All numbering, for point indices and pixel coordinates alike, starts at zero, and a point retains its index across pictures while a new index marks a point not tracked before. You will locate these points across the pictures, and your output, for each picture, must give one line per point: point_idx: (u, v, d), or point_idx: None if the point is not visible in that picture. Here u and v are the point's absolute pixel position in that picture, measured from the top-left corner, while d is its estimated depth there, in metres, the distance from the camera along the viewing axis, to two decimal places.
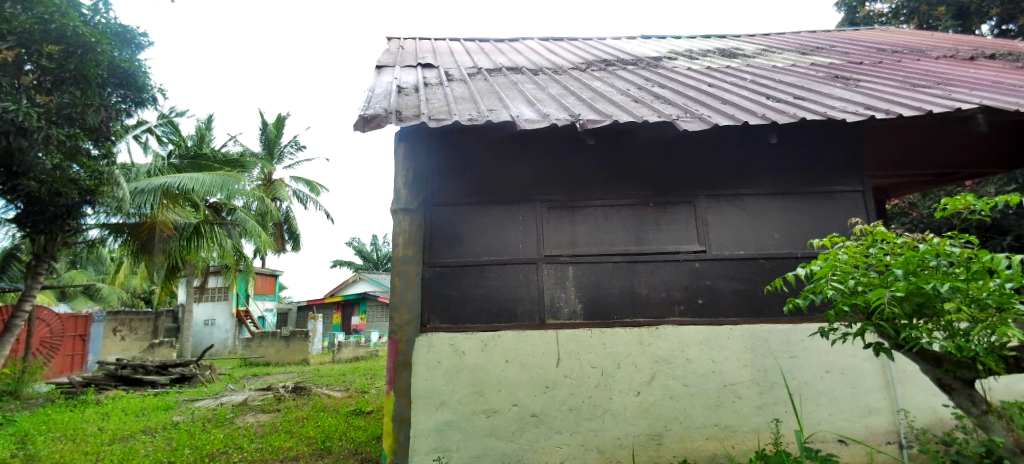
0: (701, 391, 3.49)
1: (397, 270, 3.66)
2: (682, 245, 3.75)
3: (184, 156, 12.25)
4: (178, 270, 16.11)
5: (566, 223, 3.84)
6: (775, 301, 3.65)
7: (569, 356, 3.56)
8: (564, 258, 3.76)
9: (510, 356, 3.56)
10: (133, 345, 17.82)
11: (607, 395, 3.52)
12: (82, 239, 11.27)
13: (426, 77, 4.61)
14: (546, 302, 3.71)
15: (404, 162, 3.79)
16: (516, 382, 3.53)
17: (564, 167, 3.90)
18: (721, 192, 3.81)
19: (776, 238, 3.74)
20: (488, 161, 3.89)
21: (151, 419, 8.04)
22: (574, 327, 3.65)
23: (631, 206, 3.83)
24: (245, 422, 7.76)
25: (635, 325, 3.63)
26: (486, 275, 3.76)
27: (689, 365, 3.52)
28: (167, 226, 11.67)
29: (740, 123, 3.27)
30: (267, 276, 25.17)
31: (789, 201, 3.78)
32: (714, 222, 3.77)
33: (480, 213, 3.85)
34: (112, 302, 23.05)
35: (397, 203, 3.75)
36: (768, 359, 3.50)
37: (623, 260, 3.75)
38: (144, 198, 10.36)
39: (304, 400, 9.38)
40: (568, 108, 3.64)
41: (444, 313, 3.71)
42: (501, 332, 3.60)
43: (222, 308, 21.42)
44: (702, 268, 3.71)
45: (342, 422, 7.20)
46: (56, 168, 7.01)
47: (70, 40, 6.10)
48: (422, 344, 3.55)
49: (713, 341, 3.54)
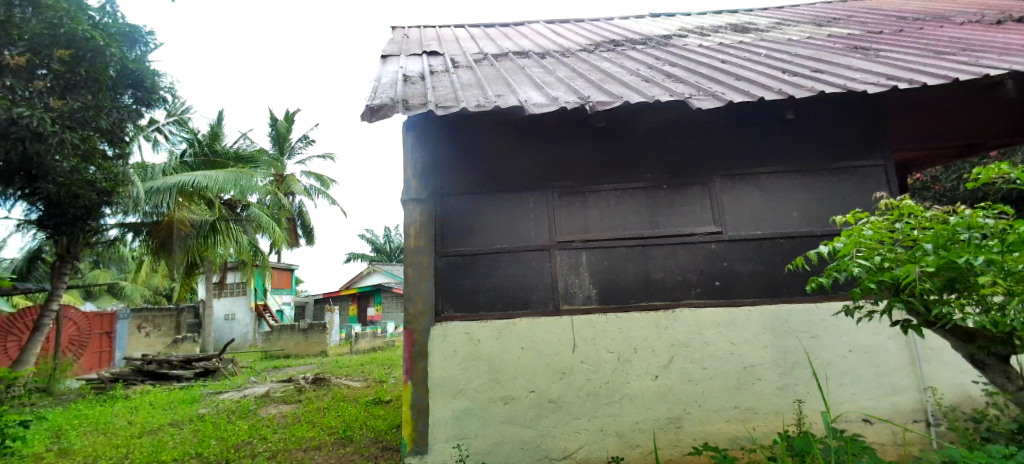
0: (720, 374, 3.45)
1: (409, 261, 3.66)
2: (696, 227, 3.68)
3: (199, 155, 12.43)
4: (197, 267, 16.47)
5: (577, 209, 3.79)
6: (795, 281, 3.57)
7: (584, 342, 3.54)
8: (577, 243, 3.72)
9: (526, 343, 3.55)
10: (157, 341, 18.31)
11: (625, 380, 3.50)
12: (103, 239, 11.54)
13: (432, 65, 4.56)
14: (560, 289, 3.68)
15: (411, 152, 3.77)
16: (532, 368, 3.53)
17: (573, 152, 3.83)
18: (736, 171, 3.71)
19: (794, 217, 3.64)
20: (496, 149, 3.85)
21: (177, 412, 8.25)
22: (589, 313, 3.62)
23: (643, 189, 3.77)
24: (268, 414, 7.93)
25: (651, 309, 3.59)
26: (499, 264, 3.74)
27: (706, 348, 3.48)
28: (184, 225, 11.92)
29: (755, 99, 3.17)
30: (283, 271, 25.59)
31: (806, 178, 3.68)
32: (729, 203, 3.69)
33: (489, 202, 3.82)
34: (136, 300, 23.66)
35: (406, 194, 3.74)
36: (788, 339, 3.44)
37: (635, 244, 3.70)
38: (161, 197, 10.53)
39: (324, 391, 9.55)
40: (577, 91, 3.57)
41: (458, 302, 3.70)
42: (515, 320, 3.59)
43: (242, 302, 21.86)
44: (718, 250, 3.64)
45: (362, 412, 7.32)
46: (73, 170, 7.18)
47: (80, 44, 6.06)
48: (438, 333, 3.57)
49: (731, 323, 3.48)
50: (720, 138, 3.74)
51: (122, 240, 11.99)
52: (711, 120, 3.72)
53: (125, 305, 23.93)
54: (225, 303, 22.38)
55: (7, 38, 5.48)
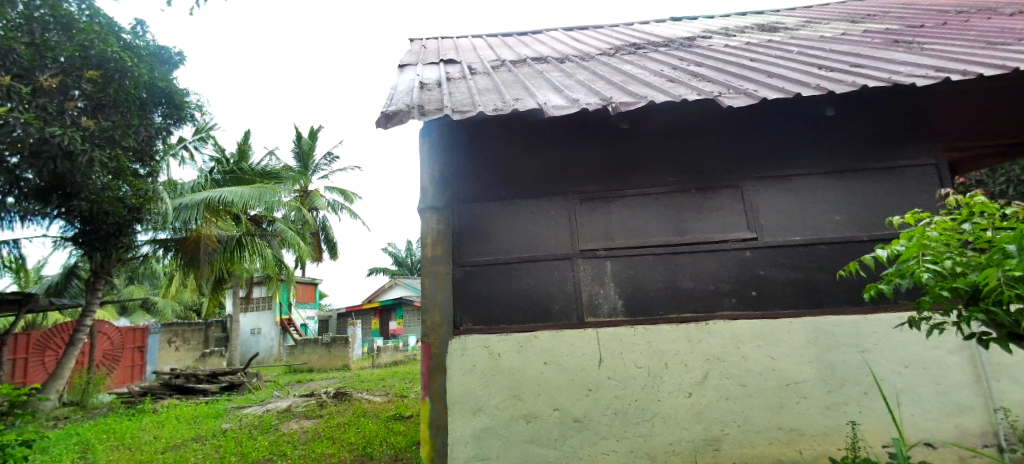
0: (760, 391, 3.20)
1: (427, 271, 3.57)
2: (729, 234, 3.45)
3: (227, 172, 12.74)
4: (224, 282, 16.81)
5: (600, 216, 3.61)
6: (840, 290, 3.29)
7: (611, 356, 3.34)
8: (600, 252, 3.54)
9: (549, 358, 3.37)
10: (186, 355, 18.68)
11: (655, 397, 3.27)
12: (136, 254, 11.85)
13: (449, 72, 4.49)
14: (584, 300, 3.50)
15: (429, 159, 3.72)
16: (555, 384, 3.34)
17: (595, 156, 3.67)
18: (771, 173, 3.48)
19: (837, 221, 3.38)
20: (515, 154, 3.72)
21: (201, 427, 8.29)
22: (615, 326, 3.42)
23: (671, 194, 3.57)
24: (289, 429, 7.89)
25: (682, 321, 3.37)
26: (519, 274, 3.58)
27: (744, 363, 3.23)
28: (211, 239, 12.07)
29: (792, 95, 2.96)
30: (307, 285, 25.94)
31: (849, 179, 3.42)
32: (764, 207, 3.45)
33: (508, 209, 3.68)
34: (167, 315, 24.29)
35: (423, 202, 3.66)
36: (835, 353, 3.16)
37: (663, 253, 3.49)
38: (189, 213, 10.81)
39: (345, 405, 9.48)
40: (598, 92, 3.42)
41: (477, 315, 3.55)
42: (537, 333, 3.41)
43: (267, 317, 22.18)
44: (754, 258, 3.40)
45: (382, 428, 7.19)
46: (104, 187, 7.37)
47: (110, 64, 6.25)
48: (456, 347, 3.42)
49: (770, 337, 3.23)
50: (753, 138, 3.52)
51: (152, 256, 12.25)
52: (742, 119, 3.51)
53: (157, 321, 24.64)
54: (251, 318, 22.74)
55: (42, 61, 5.69)
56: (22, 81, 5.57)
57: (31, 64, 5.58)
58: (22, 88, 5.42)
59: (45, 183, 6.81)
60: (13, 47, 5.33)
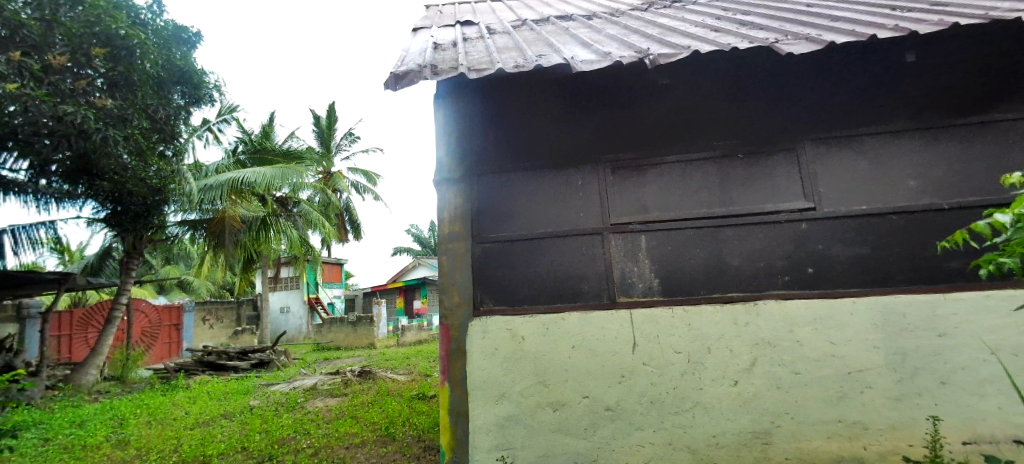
0: (816, 380, 2.85)
1: (445, 248, 3.32)
2: (783, 204, 3.04)
3: (250, 152, 12.73)
4: (253, 262, 17.10)
5: (634, 186, 3.26)
6: (915, 267, 2.86)
7: (646, 339, 3.04)
8: (634, 226, 3.20)
9: (578, 342, 3.08)
10: (220, 333, 19.30)
11: (696, 385, 2.97)
12: (168, 235, 12.06)
13: (466, 33, 4.14)
14: (615, 278, 3.19)
15: (443, 126, 3.42)
16: (586, 370, 3.06)
17: (628, 119, 3.28)
18: (834, 133, 3.04)
19: (911, 187, 2.93)
20: (538, 119, 3.37)
21: (231, 403, 8.43)
22: (651, 306, 3.11)
23: (715, 159, 3.18)
24: (314, 407, 7.91)
25: (727, 301, 3.03)
26: (544, 251, 3.28)
27: (799, 348, 2.88)
28: (236, 220, 11.96)
29: (865, 37, 2.52)
30: (333, 265, 26.32)
31: (927, 138, 2.95)
32: (825, 173, 3.02)
33: (531, 180, 3.35)
34: (202, 293, 25.09)
35: (439, 173, 3.40)
36: (906, 337, 2.78)
37: (705, 226, 3.12)
38: (214, 193, 10.81)
39: (369, 384, 9.50)
40: (632, 44, 3.03)
41: (499, 295, 3.29)
42: (564, 315, 3.12)
43: (296, 296, 22.62)
44: (811, 230, 3.00)
45: (405, 407, 7.11)
46: (128, 167, 7.32)
47: (118, 42, 6.10)
48: (476, 328, 3.15)
49: (829, 319, 2.87)
50: (814, 93, 3.07)
51: (183, 236, 12.44)
52: (801, 72, 3.06)
53: (193, 299, 25.61)
54: (280, 297, 23.25)
55: (53, 36, 5.61)
56: (32, 58, 5.52)
57: (41, 41, 5.52)
58: (32, 65, 5.43)
59: (73, 164, 6.86)
60: (23, 22, 5.26)
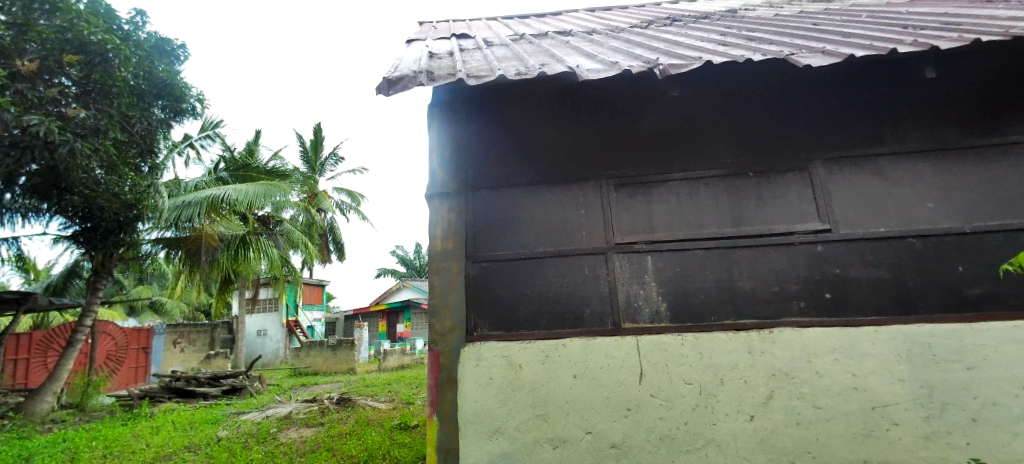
0: (838, 416, 2.63)
1: (437, 266, 3.11)
2: (796, 225, 2.90)
3: (233, 168, 12.28)
4: (230, 283, 16.48)
5: (639, 204, 3.09)
6: (937, 293, 2.70)
7: (655, 369, 2.81)
8: (640, 246, 3.02)
9: (580, 371, 2.84)
10: (191, 357, 18.41)
11: (709, 421, 2.73)
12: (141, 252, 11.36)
13: (464, 44, 3.99)
14: (620, 301, 2.97)
15: (438, 138, 3.26)
16: (588, 403, 2.81)
17: (633, 132, 3.13)
18: (848, 152, 2.92)
19: (929, 210, 2.80)
20: (537, 131, 3.21)
21: (196, 434, 7.83)
22: (659, 333, 2.89)
23: (723, 177, 3.03)
24: (287, 438, 7.39)
25: (741, 328, 2.82)
26: (544, 271, 3.06)
27: (819, 380, 2.67)
28: (213, 238, 11.47)
29: (885, 51, 2.41)
30: (314, 286, 25.60)
31: (944, 159, 2.83)
32: (841, 193, 2.89)
33: (531, 195, 3.17)
34: (175, 314, 24.15)
35: (433, 187, 3.22)
36: (932, 369, 2.59)
37: (715, 247, 2.95)
38: (191, 210, 10.26)
39: (347, 413, 8.98)
40: (639, 55, 2.89)
41: (495, 319, 3.05)
42: (565, 341, 2.89)
43: (274, 318, 21.83)
44: (827, 253, 2.84)
45: (386, 439, 6.67)
46: (100, 181, 6.90)
47: (92, 48, 5.78)
48: (470, 356, 2.92)
49: (850, 348, 2.67)
50: (828, 110, 2.95)
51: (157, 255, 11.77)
52: (815, 87, 2.94)
53: (164, 321, 24.52)
54: (258, 319, 22.43)
55: (24, 41, 5.30)
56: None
57: (12, 46, 5.21)
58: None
59: (42, 177, 6.46)
60: None
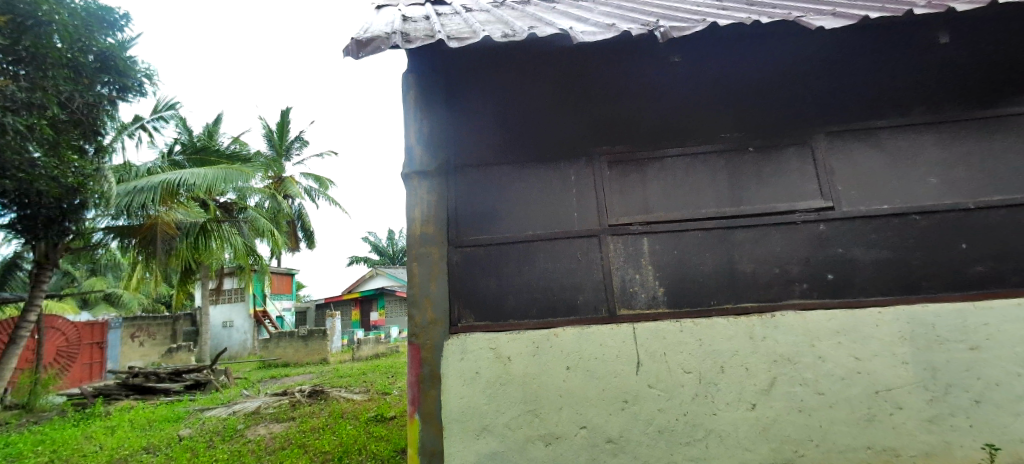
0: (841, 402, 2.52)
1: (416, 252, 2.83)
2: (797, 203, 2.75)
3: (191, 152, 11.54)
4: (192, 273, 15.71)
5: (634, 184, 2.89)
6: (941, 272, 2.61)
7: (652, 358, 2.64)
8: (635, 227, 2.82)
9: (574, 363, 2.64)
10: (151, 351, 17.52)
11: (709, 411, 2.58)
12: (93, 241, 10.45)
13: (440, 10, 3.64)
14: (615, 287, 2.78)
15: (415, 111, 2.96)
16: (582, 396, 2.62)
17: (627, 107, 2.92)
18: (850, 127, 2.78)
19: (932, 187, 2.69)
20: (525, 106, 2.96)
21: (156, 434, 7.35)
22: (656, 319, 2.71)
23: (722, 153, 2.86)
24: (256, 435, 7.01)
25: (741, 313, 2.67)
26: (533, 257, 2.84)
27: (822, 365, 2.56)
28: (170, 226, 10.60)
29: (900, 14, 2.24)
30: (283, 276, 24.77)
31: (946, 134, 2.73)
32: (843, 169, 2.75)
33: (518, 175, 2.95)
34: (134, 307, 22.99)
35: (410, 166, 2.92)
36: (936, 351, 2.50)
37: (714, 227, 2.78)
38: (142, 197, 9.56)
39: (320, 406, 8.64)
40: (634, 18, 2.65)
41: (480, 308, 2.82)
42: (557, 330, 2.68)
43: (240, 309, 20.99)
44: (829, 232, 2.71)
45: (362, 432, 6.41)
46: (37, 163, 6.10)
47: (21, 9, 5.18)
48: (454, 348, 2.68)
49: (853, 331, 2.56)
50: (832, 82, 2.78)
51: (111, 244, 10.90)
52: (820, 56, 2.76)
53: (121, 314, 23.26)
54: (223, 310, 21.54)
55: None
56: None
57: None
58: None
59: None
60: None
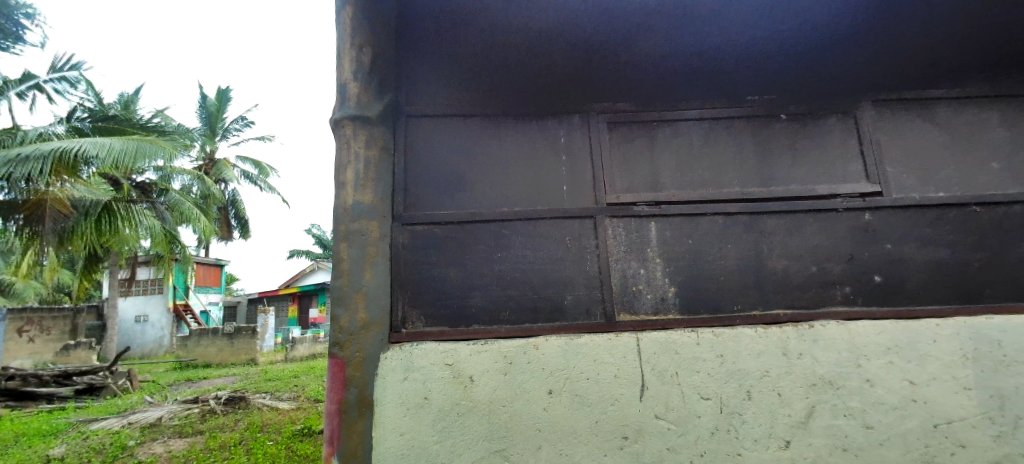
0: (894, 439, 1.97)
1: (347, 229, 2.01)
2: (839, 186, 2.25)
3: (104, 120, 9.60)
4: (98, 258, 13.73)
5: (638, 154, 2.29)
6: (1004, 277, 2.15)
7: (660, 380, 1.99)
8: (640, 207, 2.20)
9: (558, 386, 1.95)
10: (44, 348, 15.10)
11: (732, 451, 1.96)
12: None
13: None
14: (614, 285, 2.13)
15: (352, 35, 2.14)
16: (568, 431, 1.93)
17: (622, 62, 2.40)
18: (901, 96, 2.35)
19: (991, 174, 2.27)
20: (498, 49, 2.36)
21: (17, 454, 5.94)
22: (665, 328, 2.07)
23: (750, 121, 2.34)
24: (148, 454, 5.80)
25: (772, 322, 2.09)
26: (508, 238, 2.14)
27: (870, 391, 2.01)
28: (63, 204, 8.84)
29: None
30: (211, 267, 22.54)
31: (1003, 113, 2.33)
32: (893, 146, 2.29)
33: (491, 133, 2.27)
34: (28, 295, 20.32)
35: (342, 109, 2.11)
36: (1002, 375, 2.02)
37: (739, 212, 2.22)
38: (26, 167, 7.75)
39: (236, 417, 7.43)
40: None
41: (434, 307, 2.07)
42: (536, 342, 1.98)
43: (156, 302, 18.73)
44: (876, 222, 2.21)
45: (283, 449, 5.44)
46: None
47: None
48: (394, 365, 1.94)
49: (908, 349, 2.03)
50: (868, 54, 2.40)
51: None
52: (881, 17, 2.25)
53: (12, 303, 20.33)
54: (135, 302, 19.16)
55: None
56: None
57: None
58: None
59: None
60: None
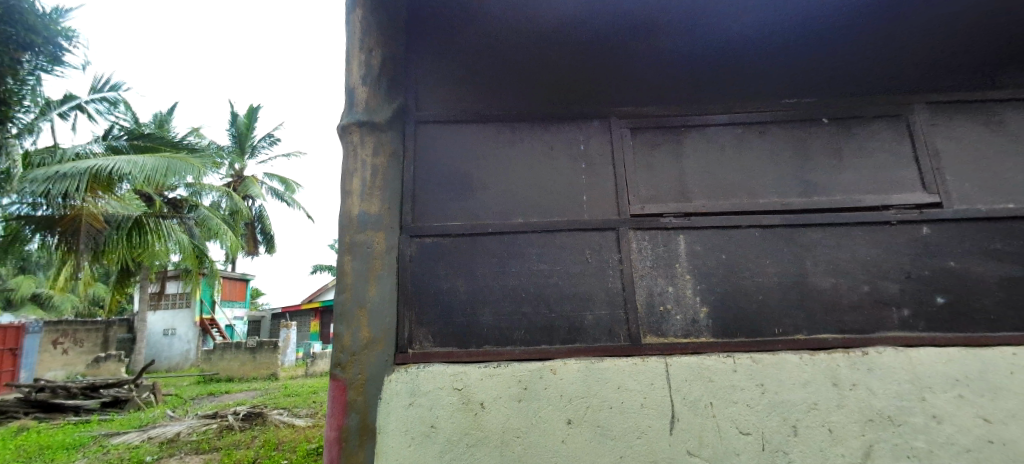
0: None
1: (352, 240, 1.93)
2: (890, 196, 2.02)
3: (138, 138, 9.90)
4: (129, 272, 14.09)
5: (664, 161, 2.12)
6: None
7: (693, 411, 1.78)
8: (667, 219, 2.02)
9: (578, 415, 1.76)
10: (77, 361, 15.38)
11: None
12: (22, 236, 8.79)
13: None
14: (639, 304, 1.94)
15: (361, 37, 2.10)
16: None
17: (646, 62, 2.24)
18: (958, 96, 2.12)
19: None
20: (513, 49, 2.24)
21: None
22: (697, 353, 1.86)
23: (786, 126, 2.15)
24: None
25: (819, 348, 1.86)
26: (523, 251, 1.99)
27: (937, 429, 1.75)
28: (97, 220, 9.07)
29: None
30: (237, 281, 22.98)
31: None
32: (950, 152, 2.06)
33: (506, 138, 2.14)
34: (65, 308, 21.06)
35: (350, 114, 2.06)
36: None
37: (777, 224, 2.01)
38: (63, 184, 7.92)
39: (253, 433, 7.36)
40: None
41: (443, 326, 1.92)
42: (553, 366, 1.80)
43: (184, 316, 19.06)
44: (934, 236, 1.97)
45: None
46: None
47: None
48: (398, 389, 1.79)
49: (980, 381, 1.77)
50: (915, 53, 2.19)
51: (32, 242, 9.07)
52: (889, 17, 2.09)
53: (51, 316, 21.09)
54: (165, 316, 19.62)
55: None
56: None
57: None
58: None
59: None
60: None
